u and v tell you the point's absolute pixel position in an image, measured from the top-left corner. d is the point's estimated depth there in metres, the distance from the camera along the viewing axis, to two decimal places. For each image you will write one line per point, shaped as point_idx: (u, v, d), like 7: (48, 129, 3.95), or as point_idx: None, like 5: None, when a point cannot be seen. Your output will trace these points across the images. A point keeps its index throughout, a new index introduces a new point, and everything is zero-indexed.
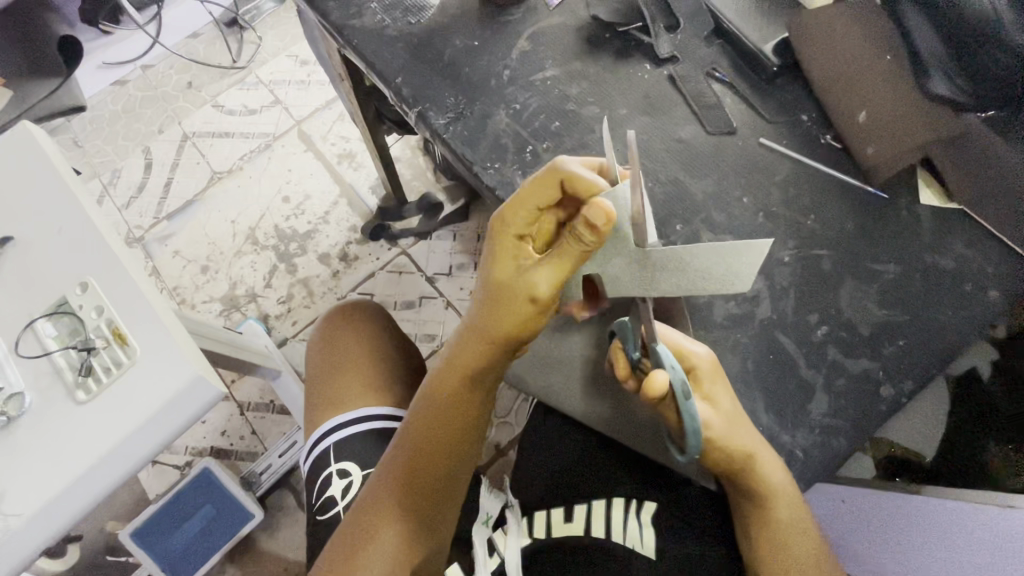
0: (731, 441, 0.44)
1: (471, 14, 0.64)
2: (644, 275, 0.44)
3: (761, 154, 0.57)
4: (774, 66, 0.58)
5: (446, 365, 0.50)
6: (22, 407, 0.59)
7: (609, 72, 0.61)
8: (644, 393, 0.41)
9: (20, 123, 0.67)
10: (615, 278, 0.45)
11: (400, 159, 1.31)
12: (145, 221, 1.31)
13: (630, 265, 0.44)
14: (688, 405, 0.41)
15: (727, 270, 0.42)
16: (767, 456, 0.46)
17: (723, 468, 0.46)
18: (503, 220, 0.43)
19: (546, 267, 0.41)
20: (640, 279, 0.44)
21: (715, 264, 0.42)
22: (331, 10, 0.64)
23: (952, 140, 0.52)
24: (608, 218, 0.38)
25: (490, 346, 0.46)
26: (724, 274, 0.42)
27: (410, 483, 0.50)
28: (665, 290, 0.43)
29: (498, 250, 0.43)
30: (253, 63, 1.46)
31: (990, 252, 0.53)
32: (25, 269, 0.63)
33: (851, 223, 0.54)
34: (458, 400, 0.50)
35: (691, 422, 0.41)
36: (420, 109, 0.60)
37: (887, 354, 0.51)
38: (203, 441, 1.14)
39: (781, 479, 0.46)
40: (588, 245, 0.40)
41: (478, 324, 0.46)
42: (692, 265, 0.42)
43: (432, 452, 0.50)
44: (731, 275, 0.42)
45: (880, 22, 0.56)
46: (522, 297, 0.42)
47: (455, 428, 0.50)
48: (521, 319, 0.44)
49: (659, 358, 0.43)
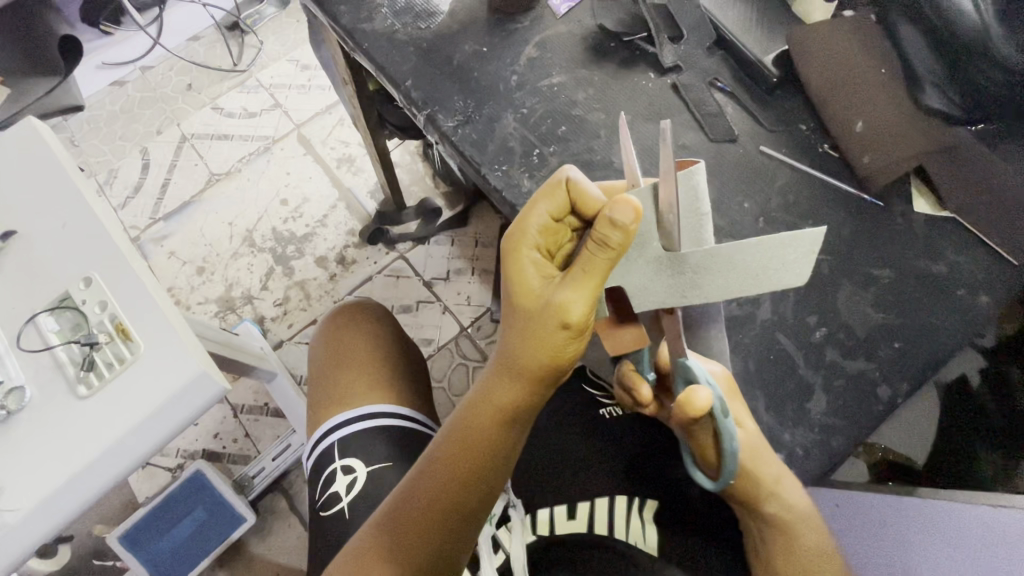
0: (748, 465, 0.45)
1: (479, 21, 0.65)
2: (680, 281, 0.40)
3: (761, 161, 0.59)
4: (774, 77, 0.60)
5: (475, 404, 0.47)
6: (22, 402, 0.59)
7: (613, 79, 0.62)
8: (683, 411, 0.41)
9: (26, 119, 0.67)
10: (647, 287, 0.41)
11: (400, 164, 1.31)
12: (141, 221, 1.31)
13: (660, 269, 0.40)
14: (726, 424, 0.42)
15: (779, 262, 0.37)
16: (794, 484, 0.48)
17: (747, 487, 0.46)
18: (519, 233, 0.42)
19: (577, 286, 0.39)
20: (675, 285, 0.40)
21: (766, 259, 0.37)
22: (342, 13, 0.66)
23: (946, 150, 0.54)
24: (636, 215, 0.37)
25: (517, 381, 0.44)
26: (774, 266, 0.37)
27: (427, 523, 0.46)
28: (710, 294, 0.39)
29: (517, 265, 0.42)
30: (253, 66, 1.47)
31: (981, 258, 0.54)
32: (28, 263, 0.63)
33: (847, 229, 0.56)
34: (481, 438, 0.46)
35: (730, 443, 0.42)
36: (428, 112, 0.61)
37: (883, 356, 0.53)
38: (195, 443, 1.13)
39: (800, 504, 0.48)
40: (616, 250, 0.38)
41: (509, 354, 0.43)
42: (738, 262, 0.38)
43: (458, 490, 0.46)
44: (783, 268, 0.37)
45: (875, 37, 0.58)
46: (552, 323, 0.40)
47: (482, 465, 0.47)
48: (553, 343, 0.41)
49: (695, 375, 0.42)
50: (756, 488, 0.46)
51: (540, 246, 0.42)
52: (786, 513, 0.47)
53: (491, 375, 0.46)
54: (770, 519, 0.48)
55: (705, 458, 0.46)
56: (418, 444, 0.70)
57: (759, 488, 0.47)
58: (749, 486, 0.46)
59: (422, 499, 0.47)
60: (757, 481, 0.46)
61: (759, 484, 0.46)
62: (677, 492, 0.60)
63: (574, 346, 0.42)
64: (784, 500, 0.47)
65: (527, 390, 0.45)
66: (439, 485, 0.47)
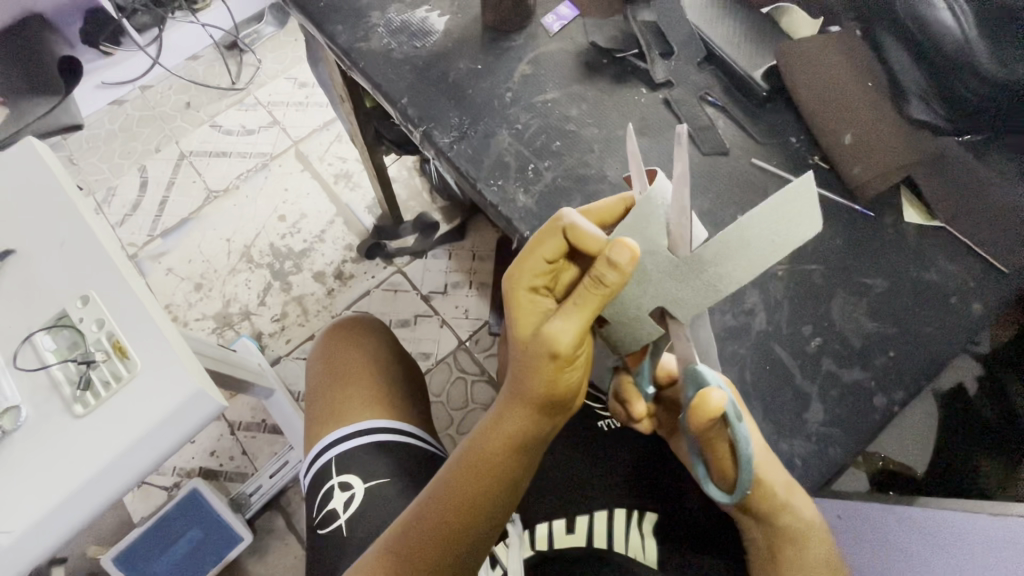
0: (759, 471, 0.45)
1: (473, 39, 0.66)
2: (705, 279, 0.39)
3: (754, 174, 0.59)
4: (764, 91, 0.61)
5: (480, 438, 0.47)
6: (17, 421, 0.58)
7: (606, 95, 0.63)
8: (698, 416, 0.39)
9: (24, 140, 0.68)
10: (678, 296, 0.40)
11: (396, 179, 1.33)
12: (139, 239, 1.31)
13: (681, 278, 0.40)
14: (740, 427, 0.40)
15: (782, 223, 0.35)
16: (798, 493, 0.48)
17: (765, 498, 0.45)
18: (517, 272, 0.42)
19: (569, 318, 0.40)
20: (703, 287, 0.39)
21: (768, 224, 0.35)
22: (339, 33, 0.67)
23: (932, 161, 0.56)
24: (634, 256, 0.37)
25: (522, 411, 0.45)
26: (781, 228, 0.35)
27: (432, 556, 0.45)
28: (742, 279, 0.38)
29: (516, 301, 0.42)
30: (252, 85, 1.49)
31: (972, 267, 0.55)
32: (26, 282, 0.63)
33: (839, 238, 0.57)
34: (488, 470, 0.46)
35: (747, 447, 0.40)
36: (424, 128, 0.62)
37: (878, 364, 0.53)
38: (192, 461, 1.12)
39: (809, 513, 0.48)
40: (606, 287, 0.39)
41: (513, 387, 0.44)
42: (748, 240, 0.36)
43: (461, 521, 0.46)
44: (789, 228, 0.35)
45: (865, 53, 0.59)
46: (544, 354, 0.40)
47: (484, 495, 0.46)
48: (547, 372, 0.41)
49: (704, 378, 0.40)
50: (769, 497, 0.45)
51: (537, 285, 0.43)
52: (797, 523, 0.47)
53: (496, 409, 0.47)
54: (778, 529, 0.47)
55: (719, 469, 0.43)
56: (417, 458, 0.70)
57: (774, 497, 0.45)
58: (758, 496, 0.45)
59: (424, 533, 0.46)
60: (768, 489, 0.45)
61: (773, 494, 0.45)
62: (672, 503, 0.60)
63: (570, 374, 0.42)
64: (794, 509, 0.47)
65: (530, 420, 0.45)
66: (441, 517, 0.46)
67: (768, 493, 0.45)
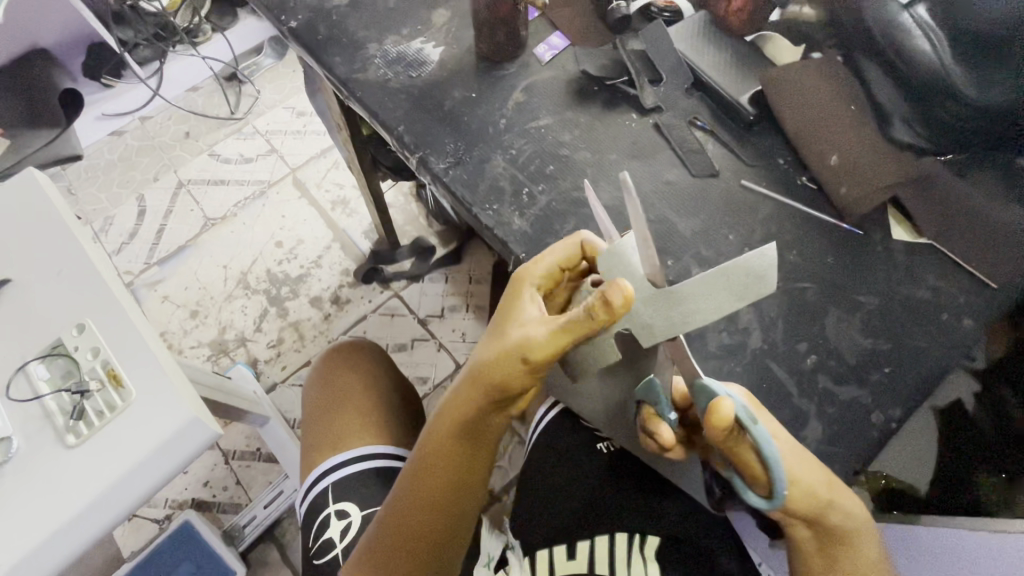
0: (799, 472, 0.41)
1: (468, 68, 0.68)
2: (676, 313, 0.41)
3: (744, 195, 0.60)
4: (751, 115, 0.63)
5: (438, 425, 0.49)
6: (8, 453, 0.58)
7: (598, 121, 0.65)
8: (711, 429, 0.39)
9: (24, 171, 0.69)
10: (649, 324, 0.42)
11: (393, 205, 1.34)
12: (135, 266, 1.31)
13: (655, 308, 0.41)
14: (756, 430, 0.39)
15: (746, 275, 0.38)
16: (843, 488, 0.44)
17: (813, 504, 0.41)
18: (528, 271, 0.48)
19: (549, 331, 0.42)
20: (675, 319, 0.41)
21: (735, 276, 0.38)
22: (336, 64, 0.69)
23: (918, 181, 0.57)
24: (625, 301, 0.37)
25: (480, 400, 0.46)
26: (747, 282, 0.38)
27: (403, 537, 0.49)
28: (706, 319, 0.40)
29: (518, 296, 0.47)
30: (250, 114, 1.52)
31: (961, 282, 0.55)
32: (21, 312, 0.63)
33: (831, 256, 0.57)
34: (447, 454, 0.48)
35: (769, 447, 0.39)
36: (420, 155, 0.63)
37: (873, 381, 0.53)
38: (184, 492, 1.10)
39: (860, 513, 0.44)
40: (593, 319, 0.39)
41: (473, 372, 0.45)
42: (716, 285, 0.39)
43: (431, 510, 0.49)
44: (751, 280, 0.37)
45: (845, 79, 0.61)
46: (514, 354, 0.42)
47: (452, 487, 0.49)
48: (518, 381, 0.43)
49: (711, 391, 0.41)
50: (819, 501, 0.41)
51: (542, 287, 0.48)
52: (849, 524, 0.43)
53: (453, 391, 0.48)
54: (830, 532, 0.43)
55: (751, 477, 0.41)
56: None
57: (821, 498, 0.41)
58: (802, 505, 0.41)
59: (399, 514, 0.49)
60: (816, 494, 0.41)
61: (822, 497, 0.41)
62: (673, 525, 0.59)
63: (532, 378, 0.44)
64: (846, 508, 0.43)
65: (485, 407, 0.46)
66: (414, 509, 0.49)
67: (818, 495, 0.41)
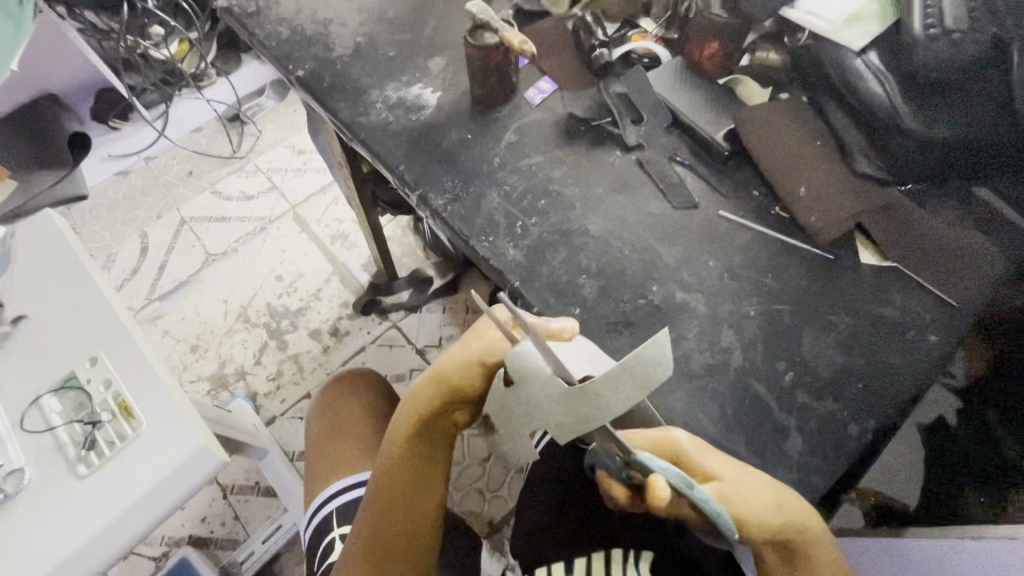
0: (741, 512, 0.42)
1: (463, 111, 0.73)
2: (585, 410, 0.37)
3: (722, 224, 0.65)
4: (726, 150, 0.67)
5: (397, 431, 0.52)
6: (20, 484, 0.59)
7: (585, 158, 0.70)
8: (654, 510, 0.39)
9: (43, 213, 0.72)
10: (559, 424, 0.38)
11: (391, 238, 1.38)
12: (137, 302, 1.34)
13: (562, 406, 0.38)
14: (695, 493, 0.39)
15: (648, 362, 0.35)
16: (791, 500, 0.44)
17: (764, 532, 0.42)
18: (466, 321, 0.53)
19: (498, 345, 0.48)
20: (585, 416, 0.37)
21: (639, 364, 0.36)
22: (341, 109, 0.74)
23: (881, 210, 0.62)
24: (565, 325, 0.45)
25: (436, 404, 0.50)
26: (648, 370, 0.36)
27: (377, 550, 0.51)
28: (618, 413, 0.37)
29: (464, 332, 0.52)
30: (252, 153, 1.58)
31: (926, 301, 0.59)
32: (37, 347, 0.66)
33: (805, 280, 0.61)
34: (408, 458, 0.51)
35: (710, 507, 0.40)
36: (420, 192, 0.68)
37: (849, 395, 0.56)
38: (181, 529, 1.10)
39: (817, 524, 0.44)
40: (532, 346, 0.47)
41: (430, 380, 0.50)
42: (621, 378, 0.36)
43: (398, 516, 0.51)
44: (651, 369, 0.36)
45: (810, 116, 0.67)
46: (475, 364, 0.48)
47: (416, 491, 0.51)
48: (473, 386, 0.48)
49: (646, 465, 0.40)
50: (770, 527, 0.42)
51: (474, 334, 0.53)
52: (810, 537, 0.44)
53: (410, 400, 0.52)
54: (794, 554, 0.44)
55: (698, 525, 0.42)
56: None
57: (771, 523, 0.42)
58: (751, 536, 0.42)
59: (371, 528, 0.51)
60: (763, 521, 0.42)
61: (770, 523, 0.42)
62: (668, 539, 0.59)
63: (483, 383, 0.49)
64: (802, 524, 0.43)
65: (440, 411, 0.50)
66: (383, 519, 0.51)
67: (768, 521, 0.42)
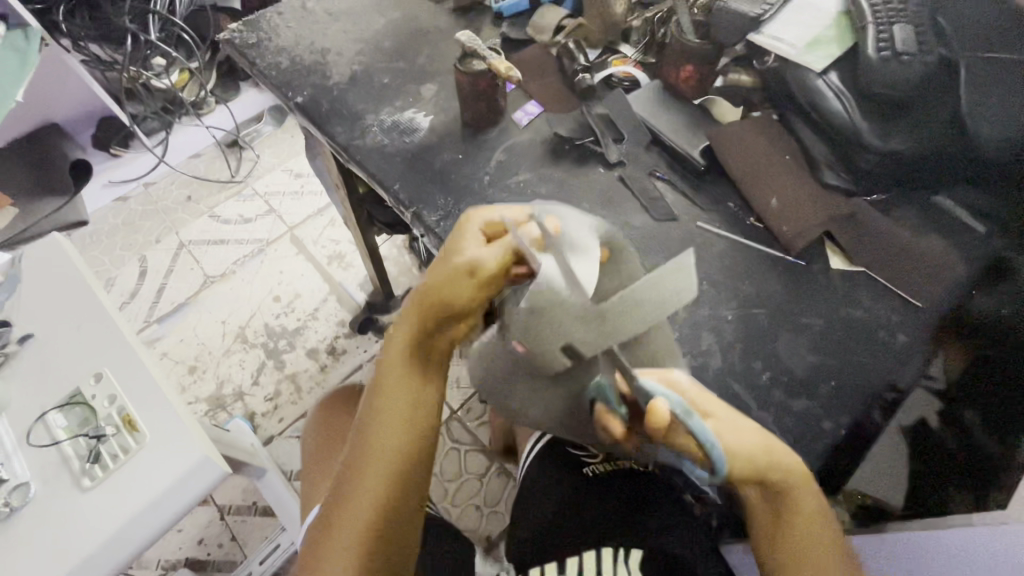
0: (732, 444, 0.45)
1: (454, 133, 0.77)
2: (613, 326, 0.42)
3: (699, 235, 0.68)
4: (702, 165, 0.71)
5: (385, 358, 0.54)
6: (26, 498, 0.61)
7: (570, 175, 0.73)
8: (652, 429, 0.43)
9: (50, 237, 0.75)
10: (583, 338, 0.43)
11: (387, 257, 1.42)
12: (136, 324, 1.36)
13: (587, 323, 0.43)
14: (694, 421, 0.43)
15: (671, 288, 0.41)
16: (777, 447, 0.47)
17: (752, 469, 0.46)
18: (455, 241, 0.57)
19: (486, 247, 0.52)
20: (611, 332, 0.42)
21: (660, 285, 0.41)
22: (338, 133, 0.78)
23: (848, 218, 0.66)
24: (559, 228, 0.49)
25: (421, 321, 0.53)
26: (670, 297, 0.41)
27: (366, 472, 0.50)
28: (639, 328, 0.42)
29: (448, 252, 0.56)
30: (250, 177, 1.62)
31: (893, 304, 0.62)
32: (44, 365, 0.68)
33: (780, 286, 0.64)
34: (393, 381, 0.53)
35: (707, 434, 0.43)
36: (414, 210, 0.71)
37: (824, 394, 0.59)
38: (178, 552, 1.10)
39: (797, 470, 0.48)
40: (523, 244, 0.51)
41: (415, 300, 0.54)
42: (644, 298, 0.41)
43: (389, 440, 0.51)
44: (672, 294, 0.41)
45: (780, 133, 0.71)
46: (459, 270, 0.51)
47: (407, 414, 0.52)
48: (461, 296, 0.51)
49: (648, 391, 0.44)
50: (758, 463, 0.45)
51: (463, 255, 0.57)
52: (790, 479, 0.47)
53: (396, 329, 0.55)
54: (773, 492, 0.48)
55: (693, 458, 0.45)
56: None
57: (759, 462, 0.45)
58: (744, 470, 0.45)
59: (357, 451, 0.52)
60: (752, 458, 0.45)
61: (761, 457, 0.45)
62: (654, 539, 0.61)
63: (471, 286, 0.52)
64: (783, 466, 0.47)
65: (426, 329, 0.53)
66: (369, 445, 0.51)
67: (755, 460, 0.45)
